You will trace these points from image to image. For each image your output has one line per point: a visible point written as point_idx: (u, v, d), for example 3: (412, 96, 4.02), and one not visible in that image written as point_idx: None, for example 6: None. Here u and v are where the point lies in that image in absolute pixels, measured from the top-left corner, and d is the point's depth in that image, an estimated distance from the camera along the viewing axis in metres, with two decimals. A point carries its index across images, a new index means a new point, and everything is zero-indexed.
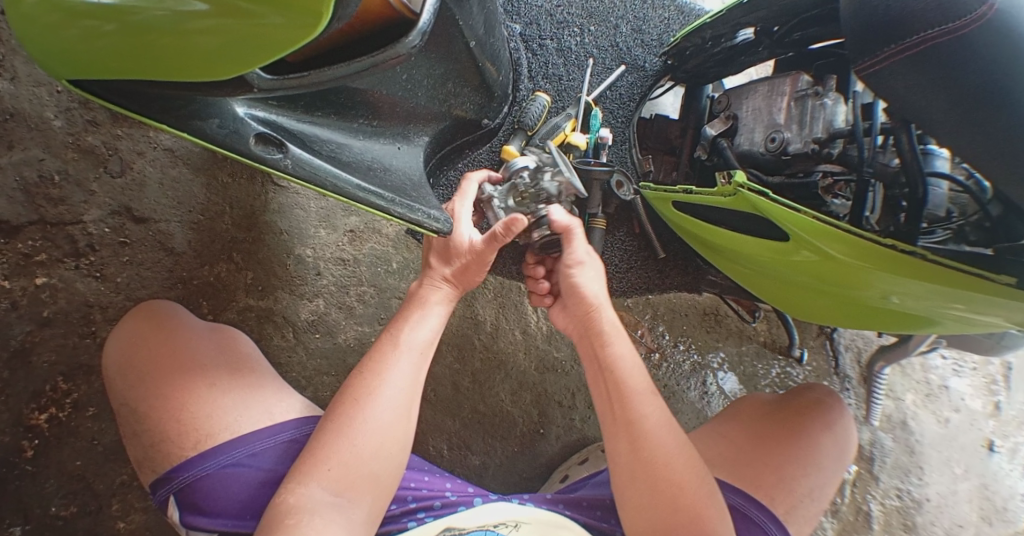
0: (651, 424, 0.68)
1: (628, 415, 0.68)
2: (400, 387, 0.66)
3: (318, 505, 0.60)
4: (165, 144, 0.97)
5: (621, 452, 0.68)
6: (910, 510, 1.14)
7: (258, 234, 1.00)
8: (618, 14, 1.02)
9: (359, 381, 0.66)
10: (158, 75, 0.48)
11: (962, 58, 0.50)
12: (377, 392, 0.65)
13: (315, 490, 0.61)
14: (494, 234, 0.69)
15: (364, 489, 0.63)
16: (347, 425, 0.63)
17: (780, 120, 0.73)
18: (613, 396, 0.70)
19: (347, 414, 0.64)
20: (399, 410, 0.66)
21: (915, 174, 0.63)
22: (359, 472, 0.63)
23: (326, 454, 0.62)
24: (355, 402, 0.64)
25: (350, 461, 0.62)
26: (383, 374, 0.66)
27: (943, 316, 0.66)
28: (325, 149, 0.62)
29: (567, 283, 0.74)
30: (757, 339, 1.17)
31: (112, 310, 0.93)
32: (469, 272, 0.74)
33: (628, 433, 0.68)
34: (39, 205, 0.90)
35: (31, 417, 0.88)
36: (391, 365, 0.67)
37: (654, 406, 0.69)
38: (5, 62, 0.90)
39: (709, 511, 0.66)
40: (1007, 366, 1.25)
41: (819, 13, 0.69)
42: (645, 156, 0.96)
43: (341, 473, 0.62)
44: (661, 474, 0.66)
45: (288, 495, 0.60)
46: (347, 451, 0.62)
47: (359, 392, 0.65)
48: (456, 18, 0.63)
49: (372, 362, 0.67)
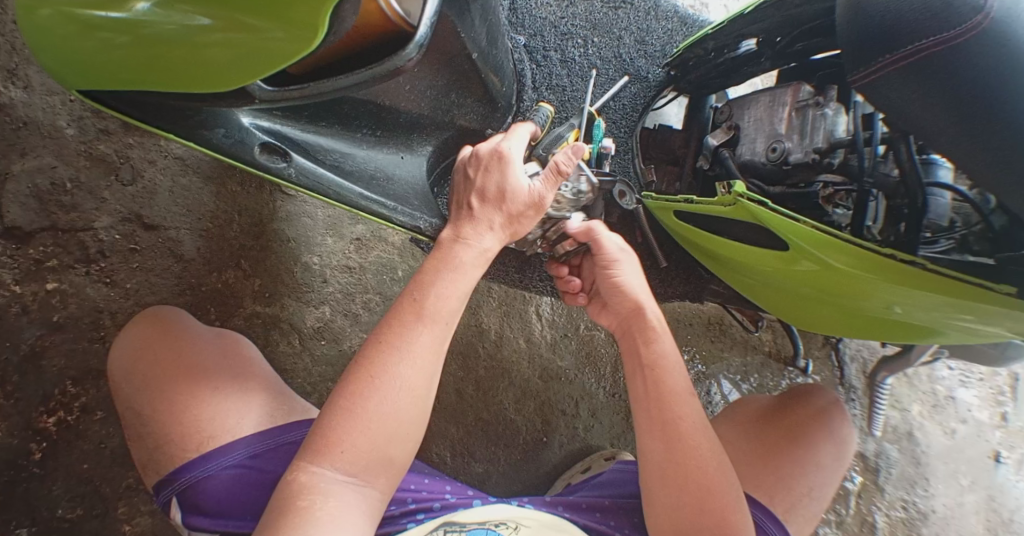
0: (687, 421, 0.69)
1: (665, 414, 0.70)
2: (422, 364, 0.59)
3: (332, 487, 0.56)
4: (176, 152, 0.99)
5: (658, 451, 0.69)
6: (915, 522, 1.14)
7: (266, 241, 1.02)
8: (622, 25, 1.03)
9: (377, 353, 0.59)
10: (182, 86, 0.50)
11: (959, 65, 0.50)
12: (395, 370, 0.58)
13: (329, 471, 0.57)
14: (558, 169, 0.67)
15: (379, 470, 0.59)
16: (359, 405, 0.57)
17: (781, 131, 0.74)
18: (653, 395, 0.71)
19: (361, 394, 0.57)
20: (420, 386, 0.59)
21: (914, 185, 0.64)
22: (375, 455, 0.58)
23: (336, 434, 0.57)
24: (370, 379, 0.57)
25: (364, 444, 0.57)
26: (405, 349, 0.59)
27: (947, 325, 0.66)
28: (328, 158, 0.64)
29: (607, 281, 0.74)
30: (762, 349, 1.17)
31: (121, 316, 0.94)
32: (517, 221, 0.67)
33: (667, 432, 0.69)
34: (51, 211, 0.92)
35: (39, 421, 0.90)
36: (414, 339, 0.59)
37: (692, 407, 0.70)
38: (19, 71, 0.92)
39: (735, 515, 0.67)
40: (1014, 377, 1.24)
41: (819, 25, 0.70)
42: (648, 166, 0.94)
43: (356, 455, 0.57)
44: (696, 474, 0.67)
45: (299, 473, 0.56)
46: (361, 433, 0.57)
47: (375, 367, 0.58)
48: (459, 30, 0.64)
49: (392, 335, 0.59)
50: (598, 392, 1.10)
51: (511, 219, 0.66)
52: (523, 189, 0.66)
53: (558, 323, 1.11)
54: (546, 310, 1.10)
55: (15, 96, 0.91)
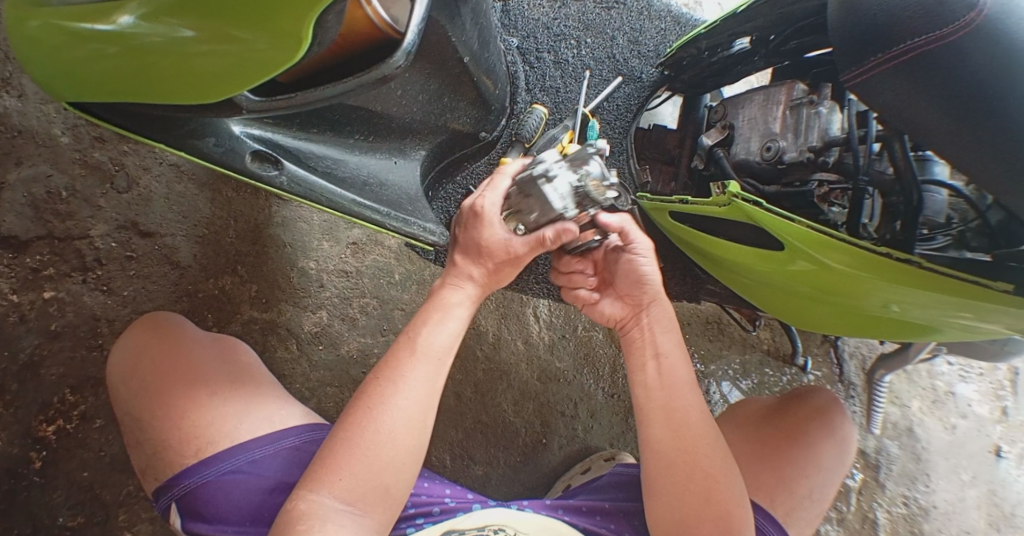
0: (690, 411, 0.70)
1: (670, 402, 0.70)
2: (417, 394, 0.63)
3: (330, 514, 0.59)
4: (171, 159, 0.99)
5: (660, 439, 0.69)
6: (917, 518, 1.13)
7: (263, 247, 1.01)
8: (615, 26, 1.03)
9: (375, 386, 0.63)
10: (171, 99, 0.50)
11: (951, 63, 0.49)
12: (390, 400, 0.62)
13: (327, 498, 0.59)
14: (540, 238, 0.67)
15: (375, 499, 0.61)
16: (356, 435, 0.61)
17: (775, 130, 0.74)
18: (660, 384, 0.71)
19: (358, 424, 0.61)
20: (417, 418, 0.63)
21: (909, 182, 0.63)
22: (372, 484, 0.61)
23: (335, 463, 0.61)
24: (367, 410, 0.62)
25: (361, 472, 0.60)
26: (401, 381, 0.63)
27: (944, 323, 0.66)
28: (320, 165, 0.63)
29: (630, 268, 0.74)
30: (761, 347, 1.16)
31: (118, 323, 0.94)
32: (500, 273, 0.71)
33: (670, 421, 0.70)
34: (47, 220, 0.92)
35: (39, 429, 0.90)
36: (409, 371, 0.64)
37: (694, 399, 0.71)
38: (13, 80, 0.92)
39: (738, 510, 0.67)
40: (1014, 371, 1.24)
41: (812, 23, 0.70)
42: (642, 166, 0.95)
43: (353, 484, 0.60)
44: (699, 462, 0.68)
45: (299, 501, 0.60)
46: (358, 461, 0.60)
47: (372, 399, 0.62)
48: (450, 34, 0.64)
49: (388, 369, 0.64)
50: (597, 393, 1.10)
51: (490, 273, 0.70)
52: (500, 245, 0.68)
53: (556, 324, 1.10)
54: (544, 311, 1.10)
55: (9, 105, 0.91)
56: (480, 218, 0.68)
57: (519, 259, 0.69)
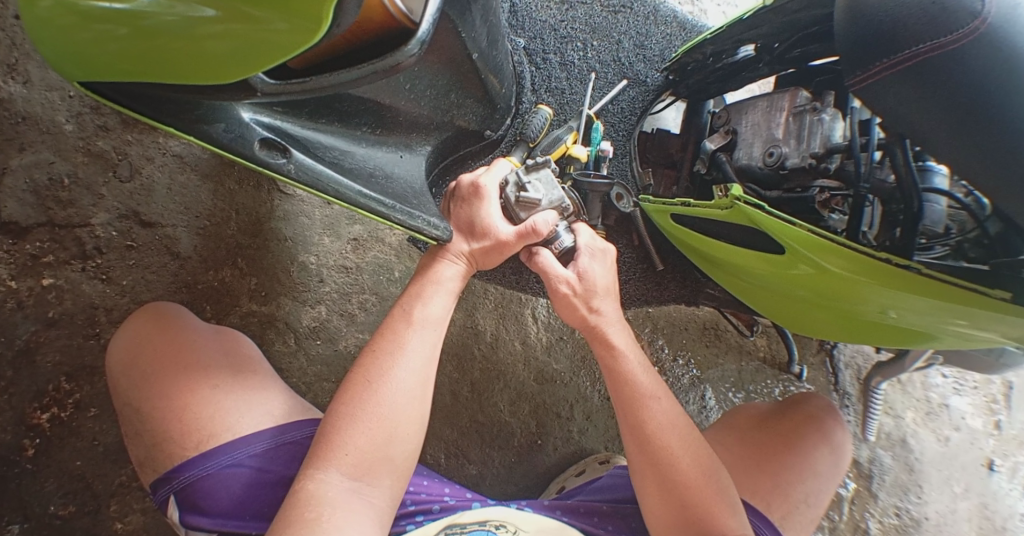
0: (654, 426, 0.69)
1: (638, 416, 0.70)
2: (415, 365, 0.64)
3: (337, 494, 0.59)
4: (174, 150, 0.99)
5: (633, 453, 0.70)
6: (909, 528, 1.14)
7: (263, 240, 1.01)
8: (621, 30, 1.04)
9: (372, 359, 0.64)
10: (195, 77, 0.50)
11: (952, 72, 0.50)
12: (390, 370, 0.63)
13: (333, 475, 0.60)
14: (533, 230, 0.69)
15: (382, 471, 0.62)
16: (359, 408, 0.61)
17: (778, 136, 0.75)
18: (624, 397, 0.71)
19: (360, 398, 0.62)
20: (416, 389, 0.64)
21: (910, 190, 0.64)
22: (377, 455, 0.61)
23: (340, 439, 0.61)
24: (366, 382, 0.62)
25: (365, 445, 0.61)
26: (398, 352, 0.64)
27: (944, 331, 0.66)
28: (328, 155, 0.63)
29: (562, 301, 0.71)
30: (756, 354, 1.17)
31: (117, 312, 0.94)
32: (486, 259, 0.72)
33: (636, 436, 0.69)
34: (49, 206, 0.92)
35: (33, 416, 0.89)
36: (405, 342, 0.65)
37: (659, 407, 0.70)
38: (19, 66, 0.92)
39: (720, 507, 0.68)
40: (1008, 386, 1.24)
41: (818, 31, 0.71)
42: (645, 169, 0.96)
43: (358, 457, 0.60)
44: (670, 473, 0.68)
45: (307, 481, 0.60)
46: (362, 433, 0.61)
47: (371, 370, 0.63)
48: (459, 30, 0.64)
49: (385, 341, 0.65)
50: (593, 396, 1.10)
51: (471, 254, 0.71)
52: (489, 230, 0.70)
53: (554, 325, 1.11)
54: (542, 312, 1.10)
55: (14, 91, 0.91)
56: (479, 194, 0.71)
57: (504, 248, 0.70)
